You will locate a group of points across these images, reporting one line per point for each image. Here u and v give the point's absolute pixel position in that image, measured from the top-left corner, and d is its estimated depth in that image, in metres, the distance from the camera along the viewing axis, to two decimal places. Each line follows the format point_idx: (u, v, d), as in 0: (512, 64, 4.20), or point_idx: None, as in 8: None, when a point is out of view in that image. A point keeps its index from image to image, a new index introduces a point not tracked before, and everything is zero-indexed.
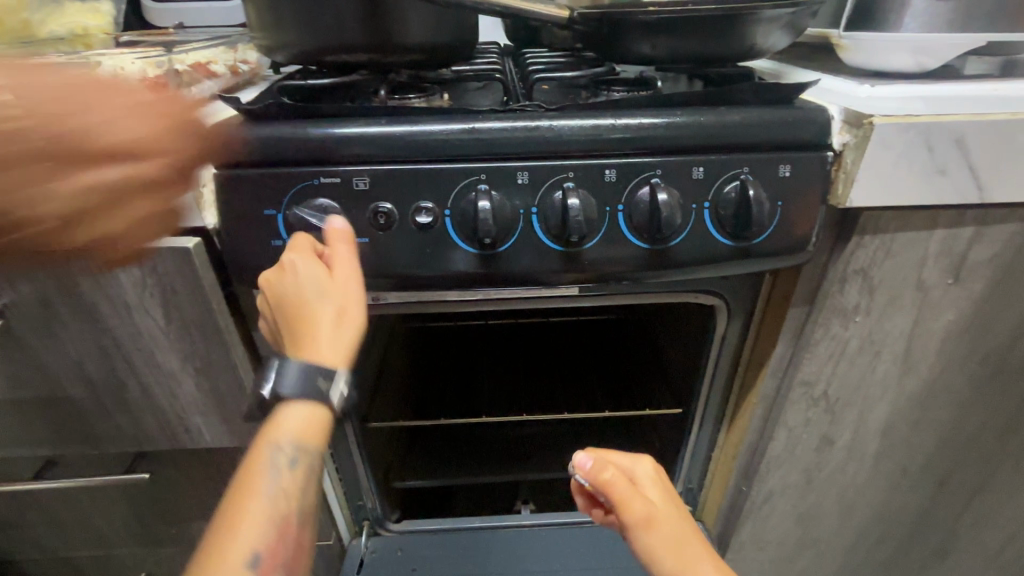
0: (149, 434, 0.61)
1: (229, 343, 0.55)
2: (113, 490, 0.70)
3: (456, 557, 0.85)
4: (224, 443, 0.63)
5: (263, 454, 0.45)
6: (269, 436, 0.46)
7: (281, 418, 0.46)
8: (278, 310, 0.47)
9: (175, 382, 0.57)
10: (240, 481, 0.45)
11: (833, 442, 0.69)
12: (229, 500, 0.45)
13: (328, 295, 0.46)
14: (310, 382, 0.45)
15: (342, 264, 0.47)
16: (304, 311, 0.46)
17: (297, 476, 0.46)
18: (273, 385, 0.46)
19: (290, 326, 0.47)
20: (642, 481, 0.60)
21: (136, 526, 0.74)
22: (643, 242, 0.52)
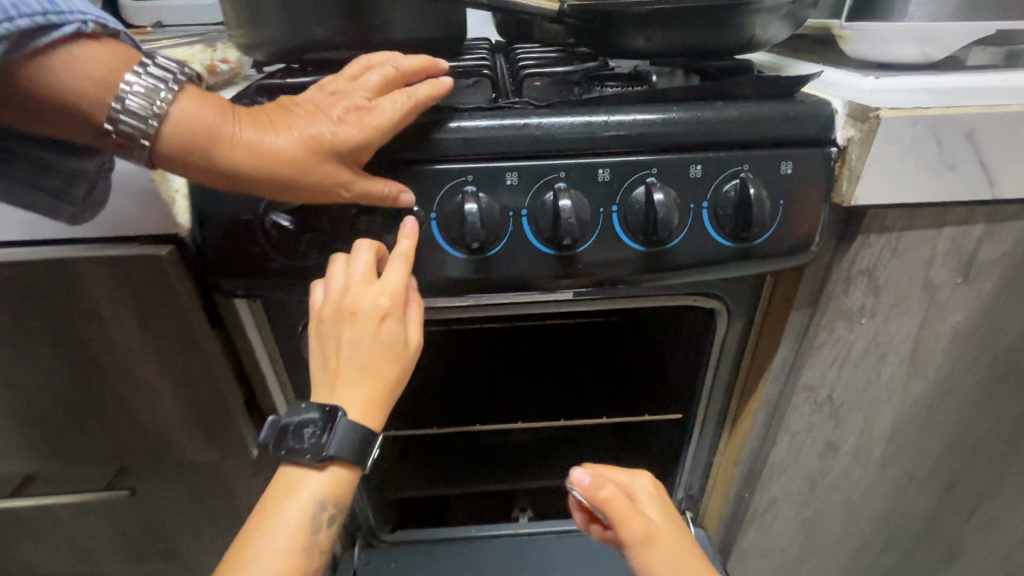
0: (129, 449, 0.59)
1: (208, 354, 0.53)
2: (95, 507, 0.67)
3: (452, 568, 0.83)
4: (208, 458, 0.60)
5: (308, 512, 0.46)
6: (312, 494, 0.47)
7: (325, 477, 0.47)
8: (346, 347, 0.45)
9: (154, 396, 0.55)
10: (272, 534, 0.45)
11: (838, 448, 0.67)
12: (249, 546, 0.45)
13: (400, 359, 0.47)
14: (355, 447, 0.46)
15: (417, 332, 0.48)
16: (374, 366, 0.46)
17: (331, 534, 0.47)
18: (330, 444, 0.45)
19: (355, 374, 0.46)
20: (642, 497, 0.60)
21: (119, 543, 0.71)
22: (638, 244, 0.49)
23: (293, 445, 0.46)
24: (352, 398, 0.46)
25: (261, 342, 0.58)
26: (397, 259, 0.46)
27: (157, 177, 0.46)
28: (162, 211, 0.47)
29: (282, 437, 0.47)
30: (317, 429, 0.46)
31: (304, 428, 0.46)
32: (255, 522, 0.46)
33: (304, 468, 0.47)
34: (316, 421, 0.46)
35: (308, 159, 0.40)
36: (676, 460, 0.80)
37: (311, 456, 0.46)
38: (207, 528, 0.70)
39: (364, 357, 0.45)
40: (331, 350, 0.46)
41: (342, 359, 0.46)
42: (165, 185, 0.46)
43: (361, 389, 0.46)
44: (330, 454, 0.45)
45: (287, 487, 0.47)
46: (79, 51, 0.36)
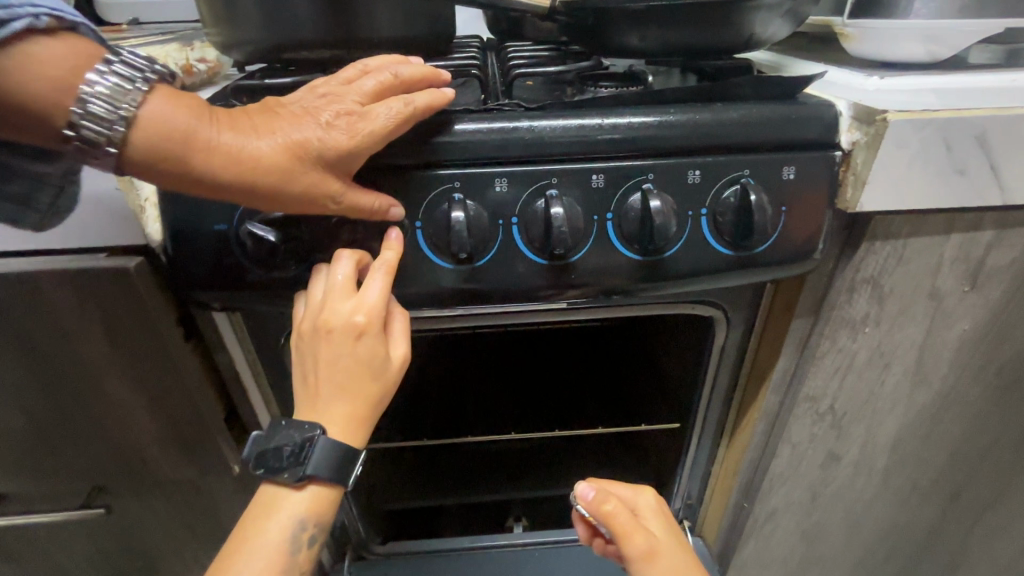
0: (103, 467, 0.56)
1: (183, 369, 0.50)
2: (71, 525, 0.65)
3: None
4: (186, 475, 0.58)
5: (287, 533, 0.44)
6: (291, 514, 0.44)
7: (305, 496, 0.45)
8: (325, 366, 0.43)
9: (127, 412, 0.52)
10: (249, 557, 0.43)
11: (840, 458, 0.65)
12: (225, 570, 0.43)
13: (380, 377, 0.44)
14: (338, 468, 0.44)
15: (400, 347, 0.45)
16: (353, 386, 0.44)
17: (312, 554, 0.45)
18: (309, 464, 0.43)
19: (333, 393, 0.44)
20: (645, 514, 0.58)
21: (97, 561, 0.69)
22: (634, 253, 0.47)
23: (274, 467, 0.44)
24: (332, 418, 0.44)
25: (241, 355, 0.56)
26: (376, 271, 0.43)
27: (123, 185, 0.43)
28: (130, 220, 0.44)
29: (262, 457, 0.44)
30: (297, 450, 0.43)
31: (286, 449, 0.44)
32: (232, 543, 0.44)
33: (284, 486, 0.45)
34: (297, 442, 0.43)
35: (292, 165, 0.38)
36: (673, 469, 0.79)
37: (290, 476, 0.44)
38: (189, 544, 0.68)
39: (341, 377, 0.43)
40: (309, 368, 0.44)
41: (320, 378, 0.43)
42: (133, 194, 0.44)
43: (340, 408, 0.44)
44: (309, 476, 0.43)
45: (266, 506, 0.45)
46: (33, 49, 0.33)
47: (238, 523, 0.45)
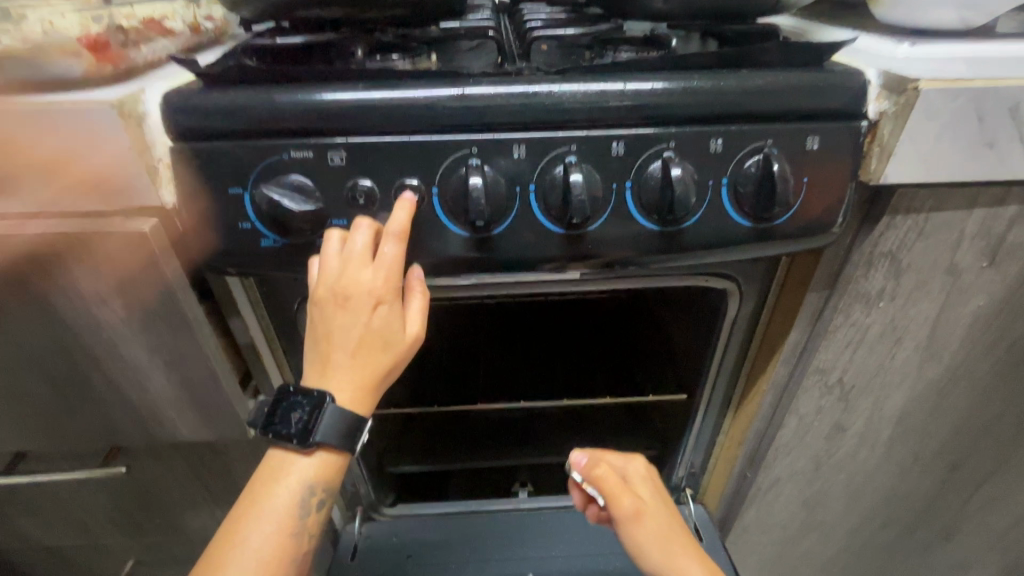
0: (121, 428, 0.57)
1: (198, 333, 0.51)
2: (92, 483, 0.66)
3: (453, 541, 0.83)
4: (203, 437, 0.59)
5: (296, 496, 0.45)
6: (300, 479, 0.45)
7: (312, 462, 0.46)
8: (339, 333, 0.43)
9: (143, 374, 0.53)
10: (261, 519, 0.44)
11: (845, 430, 0.66)
12: (236, 532, 0.44)
13: (392, 349, 0.44)
14: (348, 432, 0.44)
15: (414, 320, 0.45)
16: (365, 354, 0.44)
17: (320, 518, 0.47)
18: (319, 430, 0.44)
19: (346, 360, 0.44)
20: (636, 480, 0.58)
21: (119, 517, 0.71)
22: (652, 223, 0.47)
23: (281, 432, 0.45)
24: (342, 383, 0.44)
25: (255, 320, 0.56)
26: (389, 239, 0.42)
27: (138, 147, 0.42)
28: (144, 182, 0.43)
29: (270, 421, 0.45)
30: (304, 416, 0.44)
31: (293, 415, 0.45)
32: (243, 506, 0.45)
33: (292, 452, 0.46)
34: (304, 408, 0.44)
35: None
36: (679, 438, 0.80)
37: (297, 442, 0.45)
38: (207, 503, 0.70)
39: (355, 344, 0.43)
40: (323, 334, 0.44)
41: (333, 344, 0.44)
42: (147, 155, 0.43)
43: (352, 376, 0.44)
44: (328, 436, 0.44)
45: (276, 471, 0.45)
46: None
47: (246, 487, 0.46)
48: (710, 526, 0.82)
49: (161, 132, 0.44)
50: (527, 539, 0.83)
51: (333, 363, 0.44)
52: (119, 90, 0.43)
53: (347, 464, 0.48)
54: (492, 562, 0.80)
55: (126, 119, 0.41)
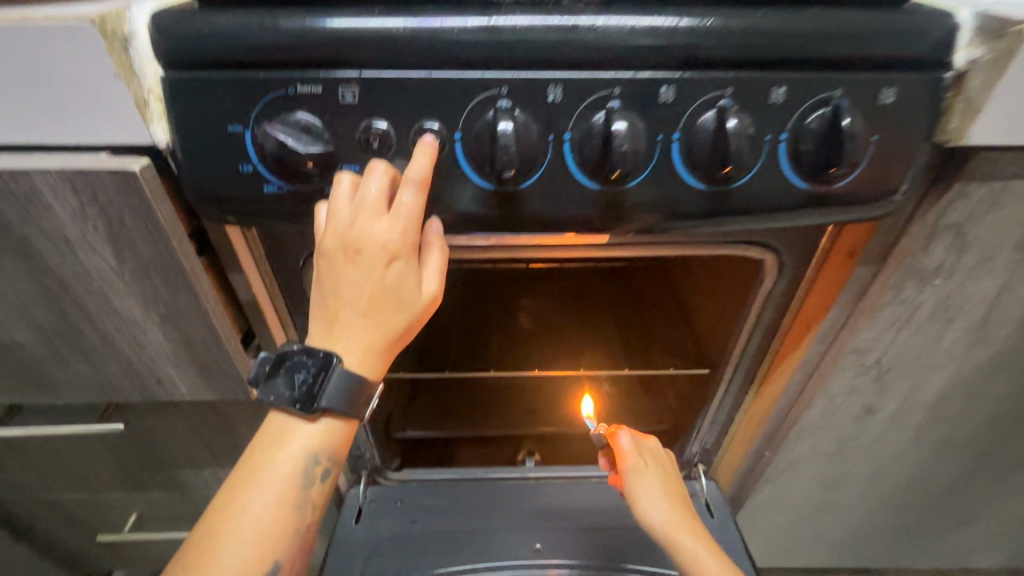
0: (118, 384, 0.54)
1: (196, 287, 0.47)
2: (91, 439, 0.64)
3: (459, 508, 0.82)
4: (204, 396, 0.56)
5: (300, 464, 0.42)
6: (305, 446, 0.42)
7: (318, 429, 0.43)
8: (350, 290, 0.39)
9: (138, 329, 0.49)
10: (262, 486, 0.41)
11: (875, 411, 0.63)
12: (236, 498, 0.41)
13: (407, 310, 0.41)
14: (356, 396, 0.41)
15: (432, 280, 0.41)
16: (377, 314, 0.40)
17: (326, 488, 0.44)
18: (325, 394, 0.41)
19: (356, 320, 0.40)
20: (649, 451, 0.64)
21: (121, 472, 0.70)
22: (699, 181, 0.42)
23: (284, 394, 0.42)
24: (351, 344, 0.41)
25: (257, 276, 0.52)
26: (408, 186, 0.38)
27: (123, 73, 0.37)
28: (131, 114, 0.38)
29: (273, 382, 0.42)
30: (308, 378, 0.41)
31: (297, 377, 0.41)
32: (243, 470, 0.42)
33: (296, 417, 0.42)
34: (308, 371, 0.41)
35: None
36: (694, 413, 0.77)
37: (301, 406, 0.42)
38: (211, 461, 0.68)
39: (366, 303, 0.39)
40: (331, 290, 0.40)
41: (342, 302, 0.40)
42: (135, 84, 0.38)
43: (362, 337, 0.41)
44: (337, 401, 0.41)
45: (279, 436, 0.42)
46: None
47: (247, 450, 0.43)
48: (721, 502, 0.81)
49: (150, 57, 0.38)
50: (534, 508, 0.82)
51: (342, 323, 0.40)
52: (101, 7, 0.37)
53: (354, 432, 0.45)
54: (499, 530, 0.79)
55: (108, 40, 0.36)
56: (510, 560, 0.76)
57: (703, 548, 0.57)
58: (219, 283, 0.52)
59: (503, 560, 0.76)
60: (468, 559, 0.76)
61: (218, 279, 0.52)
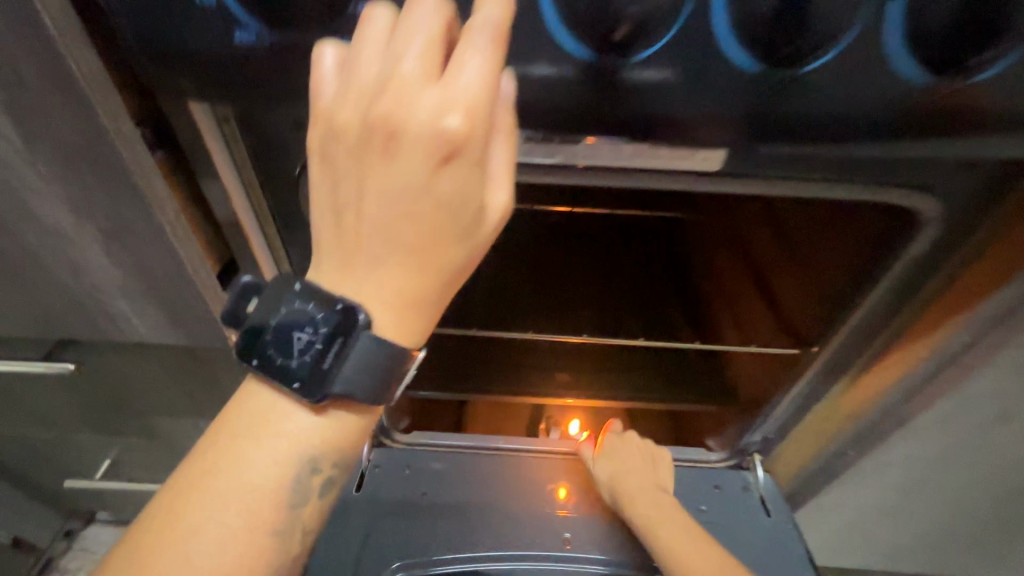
0: (54, 320, 0.41)
1: (146, 189, 0.32)
2: (28, 387, 0.51)
3: (476, 481, 0.69)
4: (168, 342, 0.43)
5: (294, 475, 0.28)
6: (296, 453, 0.27)
7: (320, 426, 0.28)
8: (377, 208, 0.24)
9: (71, 247, 0.35)
10: (219, 510, 0.26)
11: (1008, 415, 0.51)
12: (190, 511, 0.26)
13: (466, 239, 0.25)
14: (383, 376, 0.28)
15: (501, 189, 0.25)
16: (420, 246, 0.25)
17: (321, 504, 0.30)
18: (347, 373, 0.27)
19: (388, 252, 0.25)
20: (618, 447, 0.71)
21: (76, 424, 0.57)
22: (917, 68, 0.27)
23: (274, 366, 0.27)
24: (379, 290, 0.26)
25: (236, 186, 0.38)
26: (473, 27, 0.22)
27: None
28: None
29: (259, 346, 0.28)
30: (319, 347, 0.27)
31: (302, 343, 0.27)
32: (186, 480, 0.26)
33: (288, 402, 0.27)
34: (319, 335, 0.27)
35: None
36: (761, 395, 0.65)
37: (301, 389, 0.26)
38: (184, 419, 0.56)
39: (403, 227, 0.24)
40: (343, 203, 0.24)
41: (365, 227, 0.24)
42: None
43: (396, 280, 0.25)
44: (363, 385, 0.27)
45: (253, 435, 0.27)
46: None
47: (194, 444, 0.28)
48: (782, 501, 0.69)
49: None
50: (564, 490, 0.69)
51: (361, 260, 0.25)
52: None
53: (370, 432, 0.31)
54: (521, 511, 0.67)
55: None
56: (534, 549, 0.64)
57: (668, 523, 0.61)
58: (184, 191, 0.38)
59: (527, 549, 0.64)
60: (486, 543, 0.64)
61: (185, 187, 0.38)
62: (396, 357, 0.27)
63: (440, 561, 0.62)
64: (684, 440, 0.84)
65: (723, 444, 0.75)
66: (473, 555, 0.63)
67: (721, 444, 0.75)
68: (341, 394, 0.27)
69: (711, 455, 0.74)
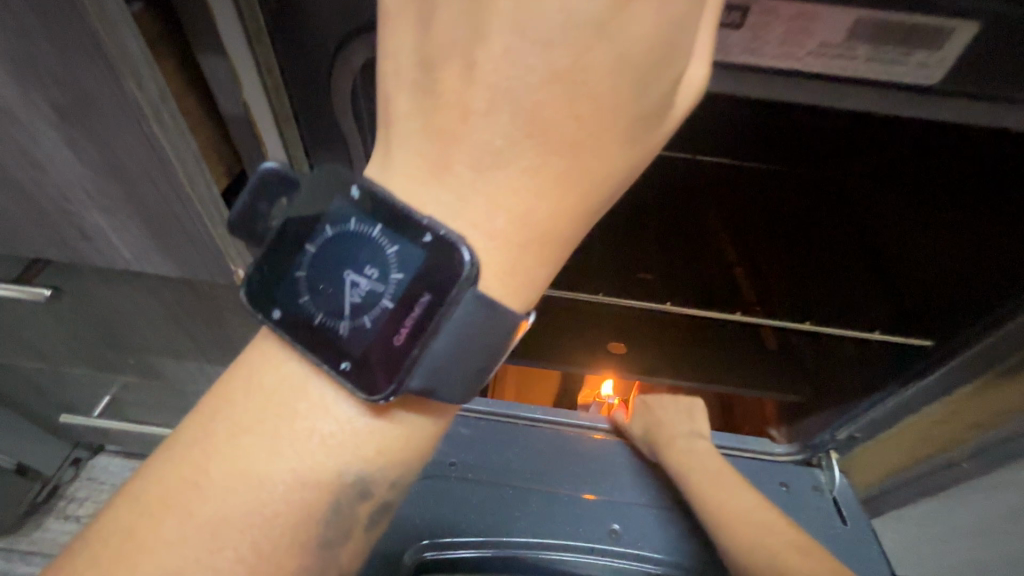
0: (14, 234, 0.32)
1: (109, 45, 0.22)
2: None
3: (496, 453, 0.53)
4: (159, 271, 0.34)
5: (333, 493, 0.19)
6: (328, 470, 0.19)
7: (376, 427, 0.19)
8: (526, 58, 0.16)
9: (17, 131, 0.25)
10: (225, 530, 0.18)
11: None
12: (188, 530, 0.18)
13: (640, 128, 0.18)
14: (475, 359, 0.18)
15: (700, 60, 0.18)
16: (574, 126, 0.17)
17: (367, 533, 0.22)
18: (431, 349, 0.18)
19: (512, 142, 0.17)
20: (655, 403, 0.55)
21: (59, 361, 0.49)
22: None
23: (311, 327, 0.19)
24: (490, 212, 0.18)
25: (248, 68, 0.27)
26: None
27: None
28: None
29: (288, 293, 0.19)
30: (388, 307, 0.19)
31: (358, 298, 0.19)
32: (156, 496, 0.19)
33: (331, 387, 0.19)
34: (388, 289, 0.19)
35: None
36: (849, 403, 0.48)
37: (352, 369, 0.18)
38: (186, 363, 0.48)
39: (558, 90, 0.17)
40: (444, 56, 0.17)
41: (498, 93, 0.17)
42: None
43: (517, 190, 0.18)
44: (446, 373, 0.18)
45: (262, 436, 0.19)
46: None
47: (170, 439, 0.20)
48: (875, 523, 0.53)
49: None
50: (608, 473, 0.52)
51: (474, 153, 0.18)
52: None
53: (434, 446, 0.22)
54: (564, 502, 0.50)
55: None
56: (575, 542, 0.48)
57: (728, 496, 0.45)
58: (176, 68, 0.27)
59: (563, 539, 0.48)
60: (507, 528, 0.49)
61: (179, 63, 0.28)
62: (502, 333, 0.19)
63: (449, 545, 0.48)
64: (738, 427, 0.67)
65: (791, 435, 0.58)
66: (491, 539, 0.48)
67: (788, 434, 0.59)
68: (416, 387, 0.18)
69: (774, 447, 0.55)
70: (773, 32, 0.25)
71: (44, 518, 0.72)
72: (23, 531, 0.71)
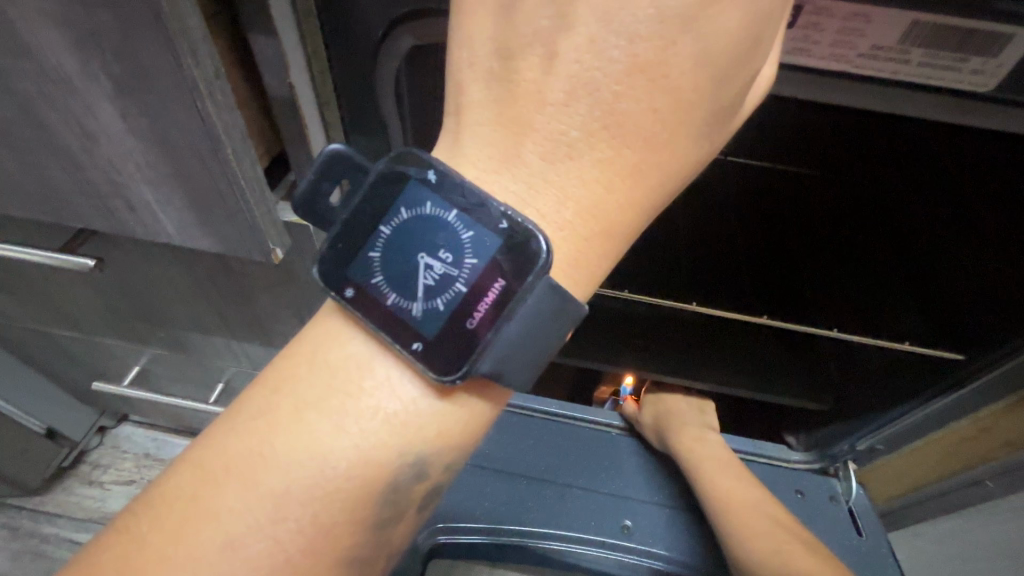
0: (62, 204, 0.33)
1: (170, 20, 0.22)
2: (38, 282, 0.44)
3: (513, 444, 0.53)
4: (198, 245, 0.34)
5: (391, 474, 0.20)
6: (391, 452, 0.20)
7: (437, 409, 0.20)
8: (607, 53, 0.17)
9: (77, 104, 0.26)
10: (288, 498, 0.19)
11: None
12: (254, 496, 0.19)
13: (716, 124, 0.19)
14: (540, 346, 0.19)
15: (770, 62, 0.19)
16: (654, 121, 0.18)
17: (415, 516, 0.22)
18: (505, 336, 0.18)
19: (588, 133, 0.18)
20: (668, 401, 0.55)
21: (91, 330, 0.50)
22: None
23: (381, 307, 0.19)
24: (559, 205, 0.19)
25: (296, 51, 0.28)
26: None
27: None
28: None
29: (361, 271, 0.19)
30: (461, 291, 0.19)
31: (432, 280, 0.19)
32: (220, 461, 0.19)
33: (399, 368, 0.19)
34: (462, 273, 0.19)
35: None
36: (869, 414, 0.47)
37: (425, 350, 0.19)
38: (213, 338, 0.49)
39: (645, 82, 0.17)
40: (512, 49, 0.17)
41: (578, 86, 0.17)
42: None
43: (588, 184, 0.18)
44: (513, 359, 0.19)
45: (330, 412, 0.19)
46: None
47: (232, 407, 0.20)
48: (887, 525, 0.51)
49: None
50: (623, 471, 0.52)
51: (543, 143, 0.18)
52: None
53: (484, 435, 0.22)
54: (575, 496, 0.50)
55: None
56: (586, 535, 0.48)
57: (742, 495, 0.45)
58: (227, 47, 0.28)
59: (577, 532, 0.48)
60: (520, 518, 0.49)
61: (230, 43, 0.28)
62: (567, 325, 0.19)
63: (463, 530, 0.48)
64: (754, 433, 0.63)
65: (811, 443, 0.54)
66: (505, 528, 0.48)
67: (806, 443, 0.55)
68: (489, 371, 0.19)
69: (792, 454, 0.54)
70: (824, 32, 0.24)
71: (68, 483, 0.75)
72: (47, 494, 0.74)
